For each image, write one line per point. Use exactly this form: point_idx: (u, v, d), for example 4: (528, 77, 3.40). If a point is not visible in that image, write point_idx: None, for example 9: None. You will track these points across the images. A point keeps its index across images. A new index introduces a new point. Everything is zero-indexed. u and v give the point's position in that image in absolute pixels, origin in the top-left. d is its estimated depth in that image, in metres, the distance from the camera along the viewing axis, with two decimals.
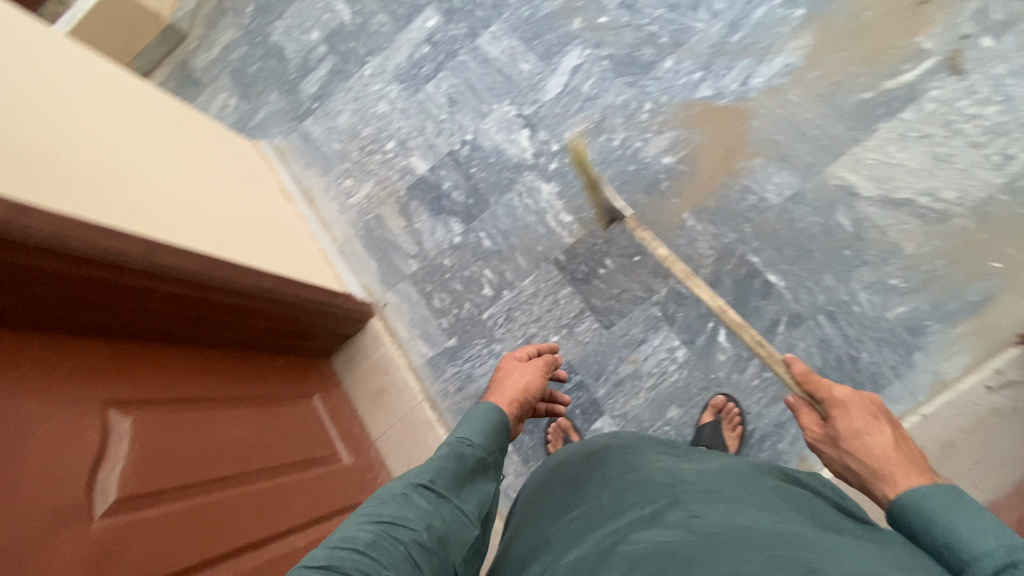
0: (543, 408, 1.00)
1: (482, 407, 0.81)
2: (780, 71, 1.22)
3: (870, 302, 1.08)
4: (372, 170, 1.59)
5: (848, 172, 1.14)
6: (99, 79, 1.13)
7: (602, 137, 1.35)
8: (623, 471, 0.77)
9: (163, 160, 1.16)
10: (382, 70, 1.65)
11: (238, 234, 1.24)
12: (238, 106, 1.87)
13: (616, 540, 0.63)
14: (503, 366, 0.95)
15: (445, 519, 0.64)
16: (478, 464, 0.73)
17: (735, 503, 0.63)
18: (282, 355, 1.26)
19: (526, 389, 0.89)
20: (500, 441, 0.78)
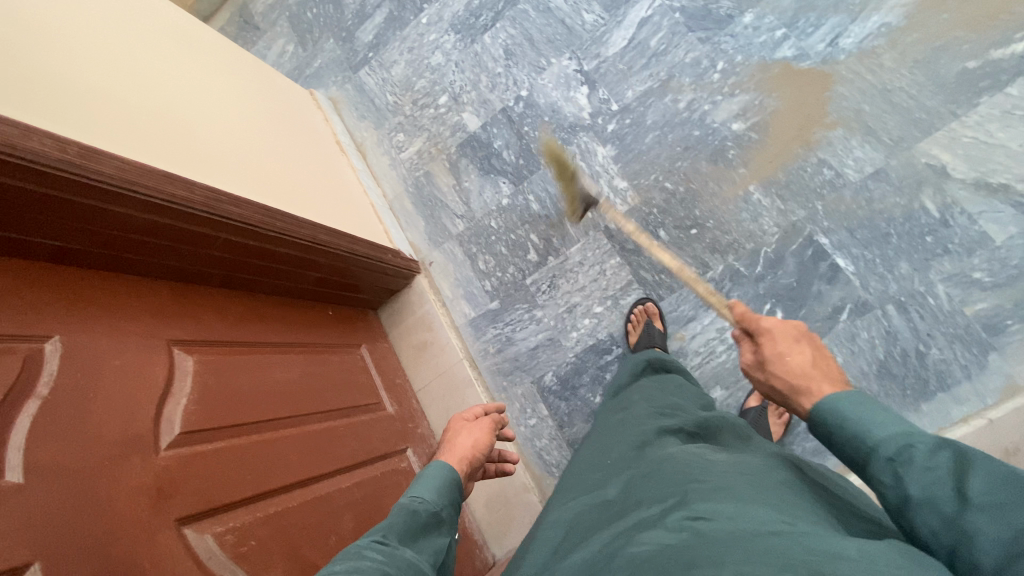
0: (492, 468, 0.95)
1: (437, 466, 0.78)
2: (875, 32, 1.10)
3: (948, 295, 0.98)
4: (424, 125, 1.57)
5: (941, 150, 1.02)
6: (168, 25, 1.16)
7: (667, 98, 1.26)
8: (629, 460, 0.74)
9: (224, 110, 1.18)
10: (438, 19, 1.60)
11: (293, 185, 1.26)
12: (295, 53, 1.87)
13: (617, 542, 0.59)
14: (450, 428, 0.90)
15: (399, 563, 0.63)
16: (429, 517, 0.72)
17: (750, 502, 0.57)
18: (333, 305, 1.31)
19: (474, 451, 0.85)
20: (454, 498, 0.77)
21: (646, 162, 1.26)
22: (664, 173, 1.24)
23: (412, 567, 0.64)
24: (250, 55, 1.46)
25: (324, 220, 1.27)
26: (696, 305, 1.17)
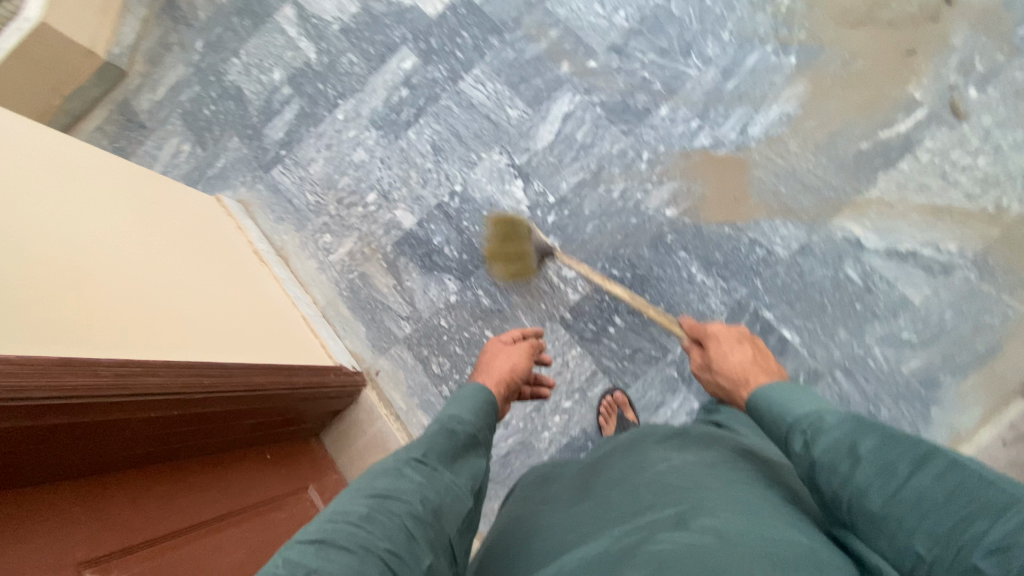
0: (528, 390, 1.13)
1: (471, 388, 0.89)
2: (777, 121, 1.22)
3: (884, 357, 1.08)
4: (353, 224, 1.48)
5: (853, 224, 1.14)
6: (45, 156, 1.01)
7: (601, 188, 1.31)
8: (633, 473, 0.76)
9: (124, 250, 1.01)
10: (356, 115, 1.55)
11: (218, 321, 1.11)
12: (193, 153, 1.71)
13: (638, 539, 0.62)
14: (490, 350, 1.08)
15: (439, 490, 0.68)
16: (468, 439, 0.79)
17: (762, 514, 0.62)
18: (273, 446, 1.15)
19: (512, 372, 1.01)
20: (488, 420, 0.86)
21: (591, 250, 1.30)
22: (610, 260, 1.28)
23: (450, 496, 0.69)
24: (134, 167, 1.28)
25: (262, 356, 1.13)
26: (663, 389, 1.20)
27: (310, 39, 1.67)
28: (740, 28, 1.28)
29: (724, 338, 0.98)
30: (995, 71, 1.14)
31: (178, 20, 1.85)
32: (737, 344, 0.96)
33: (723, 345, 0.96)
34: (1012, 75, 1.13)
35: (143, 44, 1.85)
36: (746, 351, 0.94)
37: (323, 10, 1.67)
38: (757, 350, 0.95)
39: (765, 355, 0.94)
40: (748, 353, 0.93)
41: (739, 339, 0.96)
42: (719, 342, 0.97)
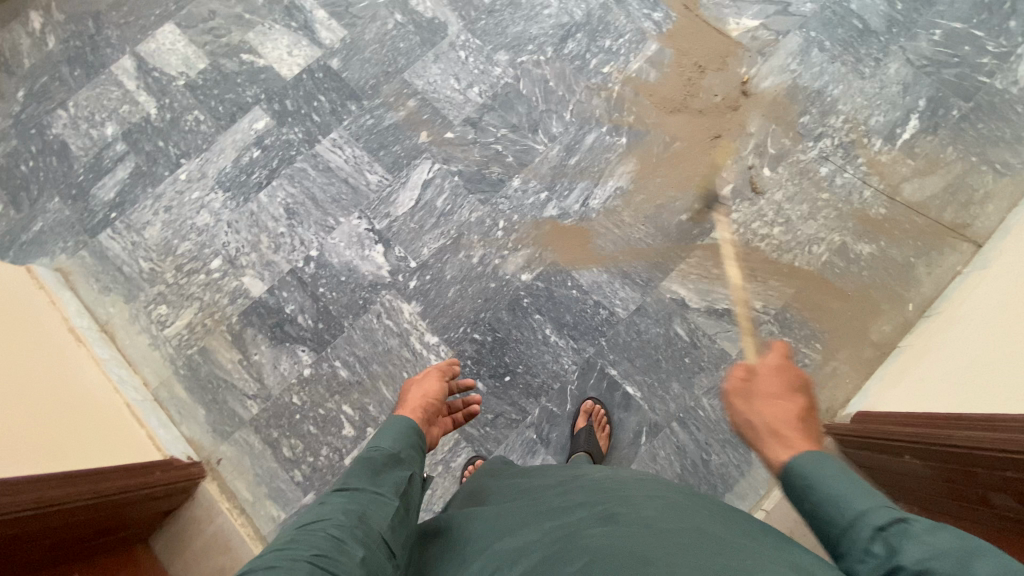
0: (459, 413, 1.09)
1: (394, 416, 0.90)
2: (613, 193, 1.35)
3: (712, 407, 1.19)
4: (194, 293, 1.35)
5: (679, 286, 1.27)
6: None
7: (460, 254, 1.34)
8: (570, 481, 0.79)
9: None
10: (201, 175, 1.45)
11: (15, 420, 0.94)
12: (1, 215, 1.48)
13: (570, 534, 0.65)
14: (405, 389, 1.06)
15: (363, 501, 0.69)
16: (388, 457, 0.77)
17: (686, 508, 0.67)
18: (93, 556, 0.96)
19: (425, 397, 1.01)
20: (413, 440, 0.84)
21: (451, 315, 1.31)
22: (470, 324, 1.30)
23: (374, 502, 0.69)
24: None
25: (64, 462, 0.97)
26: (523, 452, 1.21)
27: (150, 93, 1.55)
28: (579, 110, 1.43)
29: (779, 378, 0.91)
30: (782, 154, 1.35)
31: None
32: (794, 392, 0.88)
33: (770, 384, 0.90)
34: (795, 157, 1.35)
35: None
36: (789, 403, 0.85)
37: (167, 64, 1.57)
38: (807, 401, 0.87)
39: (811, 417, 0.84)
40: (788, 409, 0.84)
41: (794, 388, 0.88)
42: (771, 380, 0.90)
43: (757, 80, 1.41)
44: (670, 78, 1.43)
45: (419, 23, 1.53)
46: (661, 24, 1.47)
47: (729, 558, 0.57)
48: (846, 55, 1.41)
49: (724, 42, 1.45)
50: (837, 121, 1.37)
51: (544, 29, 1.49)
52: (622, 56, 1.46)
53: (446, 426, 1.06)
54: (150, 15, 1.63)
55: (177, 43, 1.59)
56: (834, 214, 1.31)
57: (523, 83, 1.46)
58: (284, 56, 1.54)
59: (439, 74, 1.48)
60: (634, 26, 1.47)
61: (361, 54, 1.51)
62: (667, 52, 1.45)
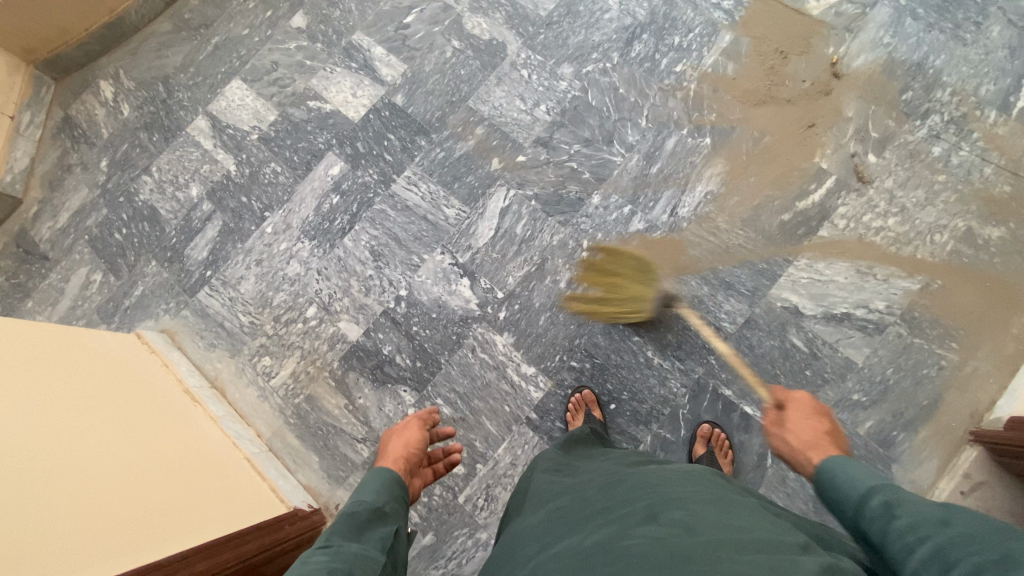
0: (440, 463, 1.11)
1: (373, 472, 0.94)
2: (702, 200, 1.29)
3: (841, 421, 1.12)
4: (294, 343, 1.39)
5: (789, 293, 1.19)
6: None
7: (548, 279, 1.31)
8: (615, 478, 0.84)
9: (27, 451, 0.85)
10: (286, 227, 1.49)
11: (165, 492, 1.01)
12: (107, 283, 1.57)
13: (613, 533, 0.69)
14: (384, 439, 1.12)
15: (348, 558, 0.73)
16: (371, 514, 0.83)
17: (724, 509, 0.71)
18: None
19: (407, 447, 1.05)
20: (394, 494, 0.90)
21: (547, 343, 1.28)
22: (567, 351, 1.27)
23: (361, 556, 0.74)
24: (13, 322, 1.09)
25: (214, 528, 1.03)
26: None
27: (227, 149, 1.60)
28: (655, 115, 1.36)
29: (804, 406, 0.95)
30: (887, 137, 1.24)
31: (78, 139, 1.73)
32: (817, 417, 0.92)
33: (800, 411, 0.94)
34: (902, 139, 1.24)
35: (40, 168, 1.72)
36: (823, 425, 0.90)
37: (239, 119, 1.62)
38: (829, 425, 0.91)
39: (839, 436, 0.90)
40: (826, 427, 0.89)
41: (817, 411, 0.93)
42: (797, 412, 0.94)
43: (847, 59, 1.30)
44: (750, 69, 1.34)
45: (477, 46, 1.50)
46: (732, 13, 1.38)
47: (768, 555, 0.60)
48: (944, 21, 1.28)
49: (805, 22, 1.34)
50: (946, 93, 1.24)
51: (607, 34, 1.44)
52: (694, 52, 1.38)
53: (427, 477, 1.08)
54: (217, 74, 1.68)
55: (245, 98, 1.64)
56: (954, 197, 1.19)
57: (592, 95, 1.41)
58: (349, 98, 1.56)
59: (504, 97, 1.45)
60: (703, 19, 1.39)
61: (424, 86, 1.51)
62: (743, 41, 1.36)
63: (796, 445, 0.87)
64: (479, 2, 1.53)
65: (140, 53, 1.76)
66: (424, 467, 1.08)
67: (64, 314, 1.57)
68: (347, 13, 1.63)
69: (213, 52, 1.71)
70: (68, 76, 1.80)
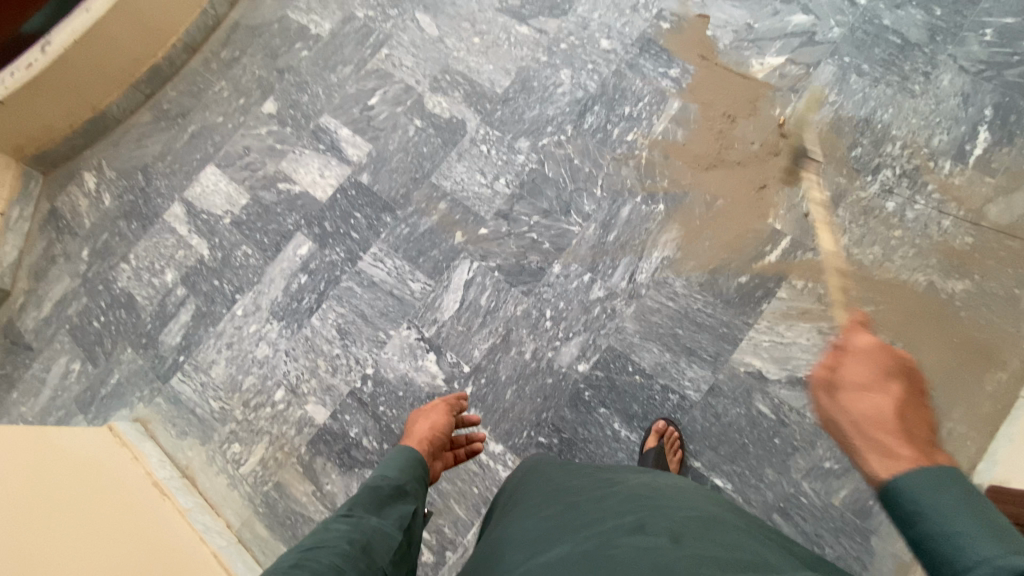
0: (463, 449, 1.19)
1: (401, 450, 1.00)
2: (661, 265, 1.29)
3: (815, 491, 1.08)
4: (263, 427, 1.39)
5: (752, 357, 1.18)
6: None
7: (512, 351, 1.31)
8: (607, 486, 0.83)
9: (3, 569, 0.83)
10: (256, 308, 1.51)
11: None
12: (84, 371, 1.59)
13: (602, 543, 0.69)
14: (413, 418, 1.18)
15: (366, 531, 0.78)
16: (393, 491, 0.89)
17: (712, 525, 0.70)
18: None
19: (432, 430, 1.11)
20: (415, 474, 0.95)
21: (513, 418, 1.27)
22: (534, 426, 1.25)
23: (378, 534, 0.79)
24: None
25: None
26: None
27: (201, 235, 1.64)
28: (609, 183, 1.39)
29: (868, 360, 0.84)
30: (838, 195, 1.25)
31: (61, 230, 1.79)
32: (881, 380, 0.81)
33: (866, 366, 0.83)
34: (854, 196, 1.25)
35: (25, 259, 1.77)
36: (888, 395, 0.78)
37: (213, 204, 1.67)
38: (896, 393, 0.79)
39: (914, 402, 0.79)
40: (890, 399, 0.78)
41: (882, 371, 0.81)
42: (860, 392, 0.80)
43: (794, 119, 1.33)
44: (699, 134, 1.37)
45: (437, 124, 1.56)
46: (679, 80, 1.43)
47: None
48: (890, 75, 1.31)
49: (750, 85, 1.38)
50: (893, 148, 1.26)
51: (561, 107, 1.48)
52: (645, 120, 1.42)
53: (449, 460, 1.16)
54: (193, 161, 1.75)
55: (219, 183, 1.69)
56: (912, 251, 1.18)
57: (548, 166, 1.44)
58: (317, 178, 1.61)
59: (465, 172, 1.49)
60: (652, 87, 1.44)
61: (388, 165, 1.56)
62: (691, 107, 1.40)
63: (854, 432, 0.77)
64: (439, 82, 1.59)
65: (122, 144, 1.84)
66: (446, 451, 1.16)
67: (43, 405, 1.58)
68: (315, 98, 1.70)
69: (189, 140, 1.78)
70: (54, 168, 1.88)
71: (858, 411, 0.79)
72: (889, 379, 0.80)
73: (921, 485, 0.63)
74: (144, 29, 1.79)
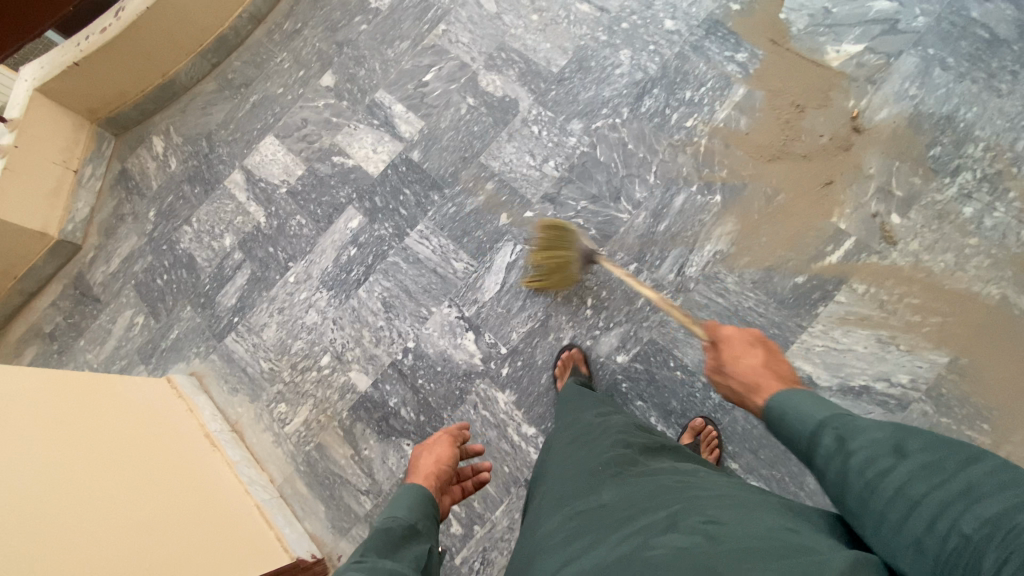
0: (470, 485, 1.08)
1: (405, 489, 0.92)
2: (711, 259, 1.25)
3: None
4: (308, 391, 1.45)
5: (802, 362, 1.14)
6: (33, 413, 1.07)
7: (551, 336, 1.31)
8: (631, 472, 0.80)
9: (68, 526, 0.92)
10: (306, 277, 1.56)
11: (199, 539, 1.10)
12: (148, 325, 1.70)
13: (635, 545, 0.64)
14: (415, 455, 1.08)
15: None
16: (406, 531, 0.83)
17: (747, 510, 0.66)
18: None
19: (438, 464, 1.02)
20: (426, 511, 0.89)
21: (548, 403, 1.27)
22: None
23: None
24: (49, 384, 1.16)
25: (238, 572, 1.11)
26: None
27: (258, 202, 1.71)
28: (663, 171, 1.34)
29: (735, 343, 0.95)
30: (912, 197, 1.17)
31: (131, 190, 1.89)
32: (750, 348, 0.93)
33: (735, 346, 0.94)
34: (930, 198, 1.16)
35: (98, 216, 1.90)
36: (757, 355, 0.91)
37: (271, 173, 1.73)
38: (768, 352, 0.91)
39: (776, 359, 0.90)
40: (760, 357, 0.90)
41: (751, 342, 0.93)
42: (730, 346, 0.95)
43: (869, 112, 1.24)
44: (763, 123, 1.30)
45: (490, 103, 1.54)
46: (746, 66, 1.35)
47: (806, 559, 0.55)
48: (977, 70, 1.20)
49: (824, 74, 1.30)
50: (976, 150, 1.16)
51: (618, 90, 1.44)
52: (705, 106, 1.36)
53: (456, 497, 1.05)
54: (253, 130, 1.81)
55: (277, 153, 1.75)
56: (987, 262, 1.10)
57: (600, 150, 1.41)
58: (370, 153, 1.63)
59: (515, 153, 1.48)
60: (715, 72, 1.37)
61: (439, 142, 1.56)
62: (756, 95, 1.33)
63: (745, 385, 0.88)
64: (494, 61, 1.58)
65: (188, 111, 1.92)
66: (453, 485, 1.06)
67: (110, 353, 1.71)
68: (371, 72, 1.72)
69: (250, 110, 1.84)
70: (126, 131, 1.98)
71: (749, 372, 0.88)
72: (757, 346, 0.93)
73: (799, 402, 0.75)
74: (212, 0, 1.83)
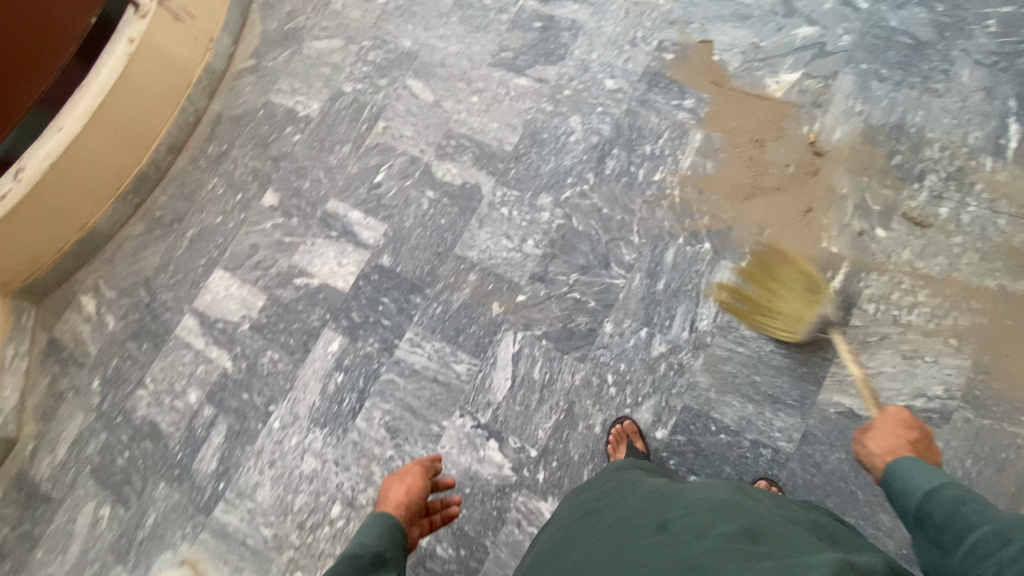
0: (438, 516, 1.15)
1: (376, 518, 1.00)
2: (720, 308, 1.23)
3: None
4: (324, 550, 1.28)
5: (840, 395, 1.12)
6: None
7: (580, 426, 1.23)
8: (626, 492, 0.82)
9: None
10: (294, 419, 1.41)
11: None
12: (117, 516, 1.46)
13: (624, 545, 0.68)
14: (385, 485, 1.16)
15: None
16: (374, 558, 0.88)
17: (732, 506, 0.69)
18: None
19: (407, 496, 1.11)
20: (393, 540, 0.95)
21: None
22: None
23: None
24: None
25: None
26: None
27: (220, 345, 1.55)
28: (646, 228, 1.32)
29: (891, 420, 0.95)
30: (889, 208, 1.20)
31: (66, 362, 1.67)
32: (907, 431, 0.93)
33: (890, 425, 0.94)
34: (905, 206, 1.20)
35: (31, 400, 1.66)
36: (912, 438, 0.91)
37: (228, 311, 1.58)
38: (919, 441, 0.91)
39: (928, 447, 0.91)
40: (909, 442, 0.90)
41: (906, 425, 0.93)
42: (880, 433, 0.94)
43: (824, 135, 1.28)
44: (729, 163, 1.32)
45: (451, 193, 1.49)
46: (696, 111, 1.38)
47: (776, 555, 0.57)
48: (910, 76, 1.27)
49: (770, 106, 1.34)
50: (933, 151, 1.21)
51: (577, 156, 1.42)
52: (669, 157, 1.36)
53: (424, 529, 1.13)
54: (197, 267, 1.65)
55: (230, 287, 1.60)
56: (977, 257, 1.13)
57: (576, 220, 1.38)
58: (335, 268, 1.52)
59: (490, 239, 1.42)
60: (669, 122, 1.39)
61: (408, 243, 1.48)
62: (714, 136, 1.35)
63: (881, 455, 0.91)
64: (444, 149, 1.53)
65: (117, 261, 1.74)
66: (421, 517, 1.13)
67: (76, 560, 1.45)
68: (316, 183, 1.63)
69: (189, 246, 1.69)
70: (47, 296, 1.77)
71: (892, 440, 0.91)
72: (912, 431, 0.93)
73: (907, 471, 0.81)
74: (125, 141, 1.70)
